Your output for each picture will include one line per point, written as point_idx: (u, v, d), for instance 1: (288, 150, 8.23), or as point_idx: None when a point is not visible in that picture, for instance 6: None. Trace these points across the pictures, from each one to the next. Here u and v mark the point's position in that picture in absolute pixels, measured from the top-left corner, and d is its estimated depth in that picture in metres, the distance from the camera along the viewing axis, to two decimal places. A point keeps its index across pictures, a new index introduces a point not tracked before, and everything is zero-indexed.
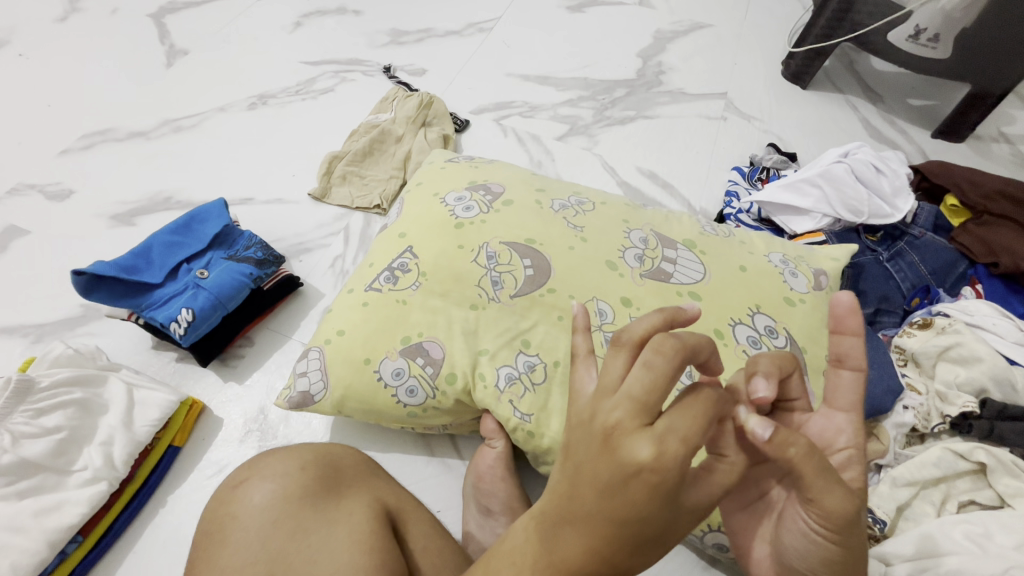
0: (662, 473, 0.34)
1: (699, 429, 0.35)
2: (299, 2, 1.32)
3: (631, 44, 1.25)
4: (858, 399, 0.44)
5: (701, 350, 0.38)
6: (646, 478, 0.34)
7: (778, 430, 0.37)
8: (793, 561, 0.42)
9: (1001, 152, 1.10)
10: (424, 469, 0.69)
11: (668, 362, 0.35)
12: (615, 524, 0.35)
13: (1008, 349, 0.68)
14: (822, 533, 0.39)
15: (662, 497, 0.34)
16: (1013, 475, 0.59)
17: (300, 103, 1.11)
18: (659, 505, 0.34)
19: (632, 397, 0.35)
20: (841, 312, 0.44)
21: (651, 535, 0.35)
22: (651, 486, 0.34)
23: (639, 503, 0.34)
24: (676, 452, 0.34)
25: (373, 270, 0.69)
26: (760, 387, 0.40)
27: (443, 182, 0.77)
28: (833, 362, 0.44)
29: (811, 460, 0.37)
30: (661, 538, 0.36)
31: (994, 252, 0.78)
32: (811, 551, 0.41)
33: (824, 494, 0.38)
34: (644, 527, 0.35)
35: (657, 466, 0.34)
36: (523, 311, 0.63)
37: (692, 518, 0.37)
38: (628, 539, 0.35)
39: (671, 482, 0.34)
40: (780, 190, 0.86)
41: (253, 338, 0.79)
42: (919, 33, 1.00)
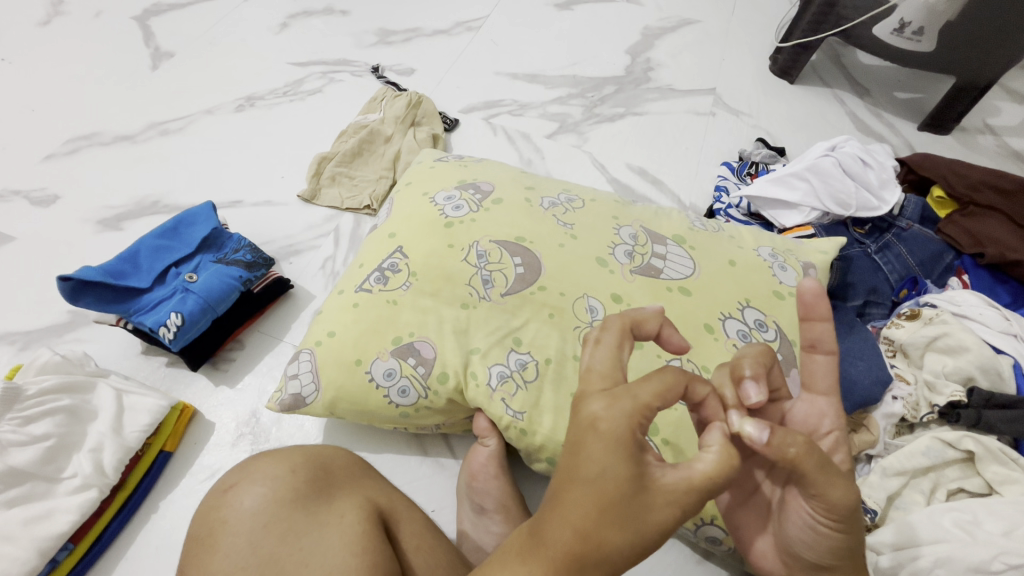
0: (614, 425, 0.36)
1: (657, 397, 0.36)
2: (286, 3, 1.32)
3: (619, 41, 1.26)
4: (834, 381, 0.45)
5: (649, 323, 0.41)
6: (601, 433, 0.36)
7: (775, 432, 0.37)
8: (798, 551, 0.42)
9: (987, 143, 1.11)
10: (417, 469, 0.69)
11: (620, 332, 0.40)
12: (581, 486, 0.36)
13: (994, 338, 0.69)
14: (825, 524, 0.40)
15: (621, 455, 0.35)
16: (1001, 462, 0.60)
17: (288, 104, 1.11)
18: (617, 463, 0.35)
19: (596, 369, 0.39)
20: (808, 298, 0.45)
21: (619, 502, 0.35)
22: (605, 442, 0.36)
23: (598, 461, 0.36)
24: (626, 404, 0.36)
25: (363, 270, 0.69)
26: (750, 391, 0.40)
27: (432, 182, 0.77)
28: (806, 348, 0.45)
29: (811, 457, 0.37)
30: (632, 513, 0.35)
31: (980, 242, 0.79)
32: (817, 541, 0.41)
33: (826, 488, 0.38)
34: (608, 488, 0.35)
35: (609, 420, 0.36)
36: (514, 310, 0.63)
37: (664, 499, 0.36)
38: (595, 504, 0.35)
39: (626, 438, 0.36)
40: (769, 184, 0.87)
41: (244, 341, 0.79)
42: (903, 26, 0.99)
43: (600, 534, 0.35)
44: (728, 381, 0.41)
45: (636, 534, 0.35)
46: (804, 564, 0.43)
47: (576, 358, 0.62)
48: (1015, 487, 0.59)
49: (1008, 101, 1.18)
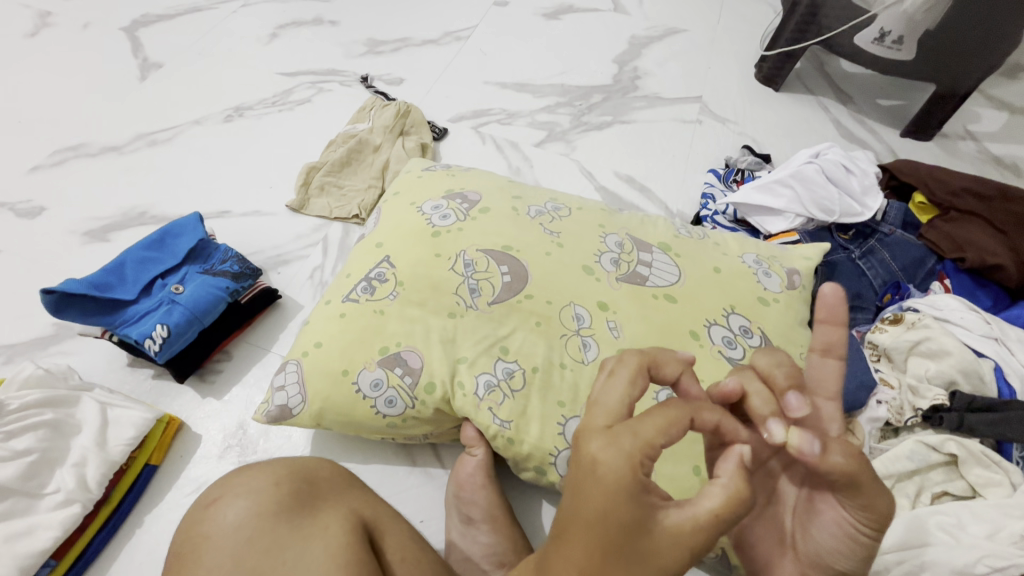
0: (611, 471, 0.35)
1: (660, 435, 0.36)
2: (275, 14, 1.33)
3: (607, 49, 1.27)
4: (839, 387, 0.42)
5: (669, 366, 0.41)
6: (598, 476, 0.35)
7: (826, 445, 0.38)
8: (827, 562, 0.42)
9: (968, 149, 1.13)
10: (405, 479, 0.69)
11: (624, 364, 0.39)
12: (581, 530, 0.36)
13: (976, 341, 0.69)
14: (864, 533, 0.40)
15: (621, 499, 0.35)
16: (983, 465, 0.61)
17: (277, 114, 1.11)
18: (616, 507, 0.35)
19: (596, 404, 0.39)
20: (829, 302, 0.42)
21: (619, 546, 0.35)
22: (603, 484, 0.35)
23: (597, 504, 0.35)
24: (623, 445, 0.35)
25: (350, 280, 0.69)
26: (794, 403, 0.39)
27: (420, 192, 0.77)
28: (820, 352, 0.43)
29: (866, 469, 0.38)
30: (636, 557, 0.35)
31: (960, 247, 0.79)
32: (850, 551, 0.41)
33: (870, 497, 0.39)
34: (610, 532, 0.35)
35: (608, 461, 0.35)
36: (500, 319, 0.64)
37: (669, 541, 0.35)
38: (596, 546, 0.35)
39: (626, 480, 0.35)
40: (754, 191, 0.88)
41: (231, 352, 0.78)
42: (884, 35, 1.01)
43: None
44: (765, 392, 0.41)
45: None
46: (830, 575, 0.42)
47: (563, 366, 0.62)
48: (997, 490, 0.59)
49: (989, 108, 1.20)
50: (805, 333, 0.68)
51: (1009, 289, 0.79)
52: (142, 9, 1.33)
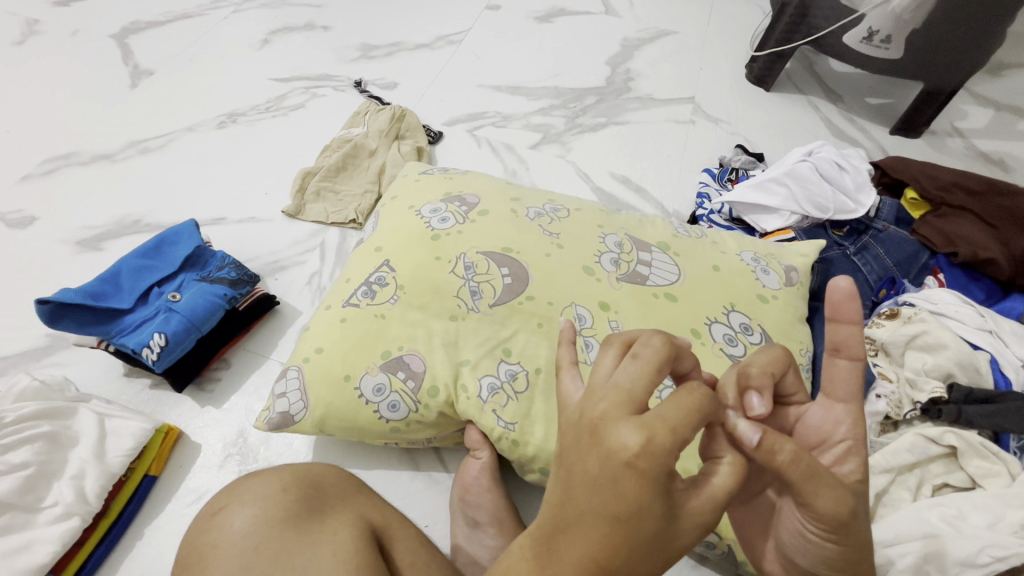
0: (644, 457, 0.33)
1: (693, 425, 0.34)
2: (267, 19, 1.32)
3: (599, 52, 1.28)
4: (856, 390, 0.41)
5: (686, 360, 0.41)
6: (625, 464, 0.34)
7: (766, 436, 0.36)
8: (792, 556, 0.42)
9: (956, 146, 1.15)
10: (409, 484, 0.68)
11: (652, 352, 0.37)
12: (609, 523, 0.34)
13: (970, 334, 0.70)
14: (820, 536, 0.39)
15: (656, 491, 0.34)
16: (981, 456, 0.62)
17: (271, 120, 1.11)
18: (652, 498, 0.34)
19: (616, 391, 0.36)
20: (839, 300, 0.40)
21: (648, 535, 0.34)
22: (642, 478, 0.33)
23: (632, 498, 0.33)
24: (655, 431, 0.34)
25: (350, 285, 0.69)
26: (753, 402, 0.39)
27: (418, 195, 0.77)
28: (829, 352, 0.41)
29: (798, 467, 0.36)
30: (661, 542, 0.34)
31: (953, 242, 0.81)
32: (811, 550, 0.40)
33: (816, 497, 0.37)
34: (637, 518, 0.34)
35: (648, 454, 0.33)
36: (502, 320, 0.64)
37: (692, 523, 0.35)
38: (625, 538, 0.34)
39: (664, 471, 0.33)
40: (749, 190, 0.89)
41: (230, 360, 0.78)
42: (871, 35, 1.03)
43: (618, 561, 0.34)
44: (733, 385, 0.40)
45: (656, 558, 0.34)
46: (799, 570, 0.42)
47: None
48: (996, 480, 0.60)
49: (975, 105, 1.22)
50: (804, 330, 0.69)
51: (1001, 282, 0.80)
52: (130, 16, 1.32)
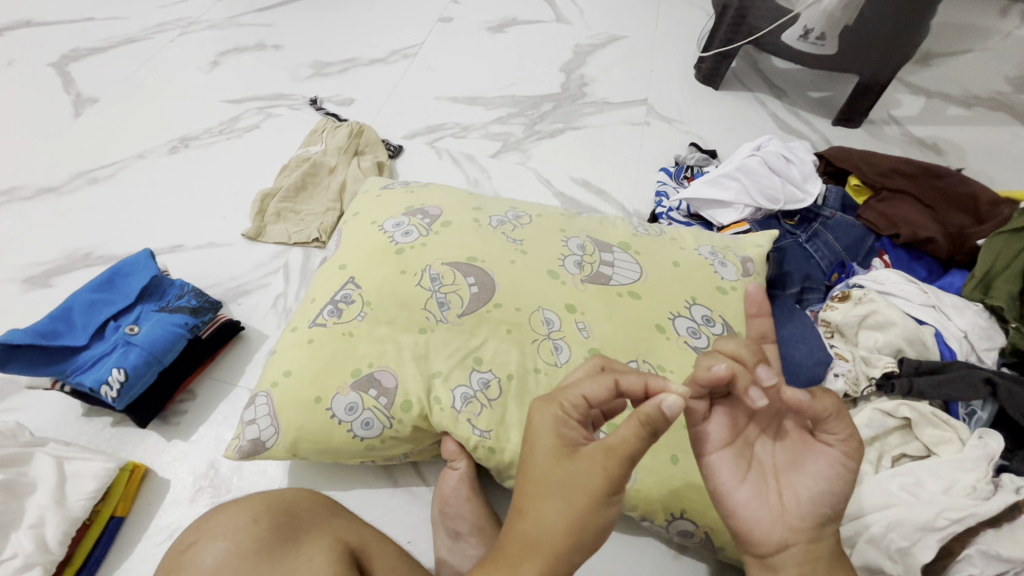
0: (546, 430, 0.44)
1: (579, 392, 0.46)
2: (216, 41, 1.30)
3: (553, 59, 1.31)
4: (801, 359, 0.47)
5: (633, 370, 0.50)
6: (534, 441, 0.45)
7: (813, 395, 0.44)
8: (819, 508, 0.45)
9: (893, 133, 1.22)
10: (389, 501, 0.68)
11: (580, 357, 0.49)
12: (525, 469, 0.45)
13: (916, 310, 0.75)
14: (846, 466, 0.45)
15: (546, 438, 0.44)
16: (934, 425, 0.65)
17: (225, 143, 1.09)
18: (541, 442, 0.44)
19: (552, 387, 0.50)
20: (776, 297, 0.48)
21: (546, 475, 0.43)
22: (534, 429, 0.45)
23: (530, 444, 0.45)
24: (553, 409, 0.45)
25: (315, 304, 0.68)
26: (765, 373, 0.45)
27: (379, 210, 0.77)
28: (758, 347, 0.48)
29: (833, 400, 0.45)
30: (557, 481, 0.42)
31: (895, 224, 0.85)
32: (831, 489, 0.45)
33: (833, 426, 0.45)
34: (550, 480, 0.43)
35: (538, 414, 0.46)
36: (471, 330, 0.64)
37: (585, 467, 0.42)
38: (529, 477, 0.44)
39: (549, 423, 0.45)
40: (704, 186, 0.92)
41: (195, 391, 0.76)
42: (807, 33, 1.09)
43: (550, 526, 0.42)
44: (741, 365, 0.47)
45: (577, 519, 0.41)
46: (819, 519, 0.45)
47: (537, 370, 0.63)
48: (949, 447, 0.64)
49: (907, 94, 1.30)
50: None
51: (939, 259, 0.85)
52: (70, 43, 1.28)
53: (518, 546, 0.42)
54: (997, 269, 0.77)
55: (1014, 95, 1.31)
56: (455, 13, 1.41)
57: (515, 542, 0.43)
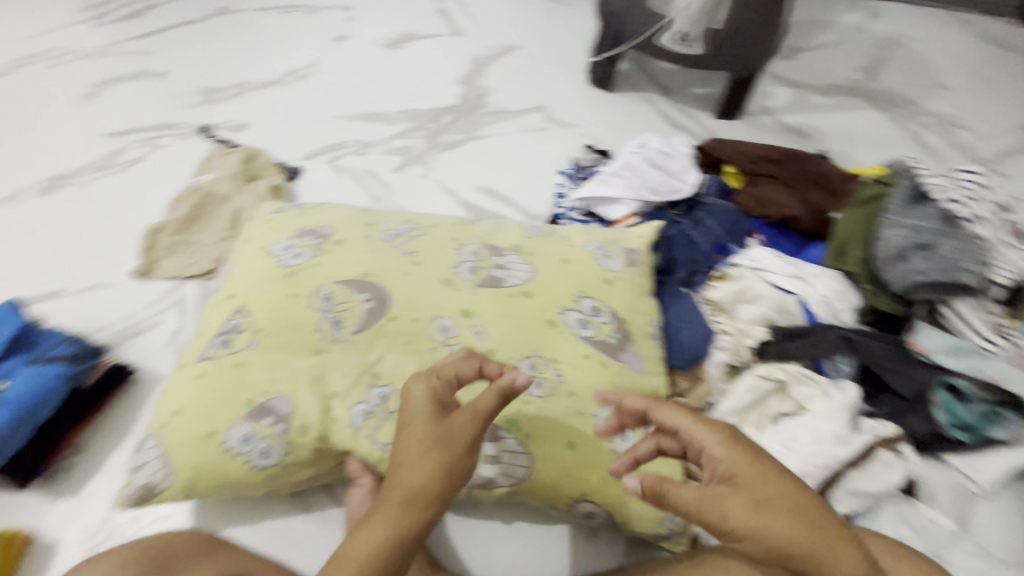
0: (422, 399, 0.53)
1: (454, 370, 0.56)
2: (92, 72, 1.23)
3: (451, 72, 1.33)
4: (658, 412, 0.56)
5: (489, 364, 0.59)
6: (415, 410, 0.53)
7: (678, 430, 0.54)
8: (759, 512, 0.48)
9: (768, 122, 1.33)
10: (302, 528, 0.67)
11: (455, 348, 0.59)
12: (408, 431, 0.53)
13: (784, 281, 0.82)
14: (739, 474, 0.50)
15: (427, 405, 0.53)
16: (805, 382, 0.72)
17: (107, 178, 1.03)
18: (425, 408, 0.53)
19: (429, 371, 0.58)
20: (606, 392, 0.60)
21: (429, 435, 0.52)
22: (416, 397, 0.54)
23: (412, 409, 0.53)
24: (429, 382, 0.54)
25: (204, 338, 0.66)
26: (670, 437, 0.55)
27: (269, 235, 0.76)
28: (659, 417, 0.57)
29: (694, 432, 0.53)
30: (436, 439, 0.52)
31: (764, 206, 0.94)
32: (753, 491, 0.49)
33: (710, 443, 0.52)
34: (430, 435, 0.52)
35: (419, 385, 0.54)
36: (367, 345, 0.65)
37: (459, 427, 0.52)
38: (413, 438, 0.52)
39: (430, 392, 0.54)
40: (595, 184, 0.97)
41: (82, 443, 0.71)
42: (678, 36, 1.18)
43: (426, 473, 0.51)
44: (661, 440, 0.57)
45: (449, 459, 0.52)
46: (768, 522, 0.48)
47: None
48: (818, 400, 0.71)
49: (778, 86, 1.43)
50: (650, 302, 0.76)
51: (805, 234, 0.94)
52: None
53: (402, 493, 0.51)
54: (848, 239, 0.87)
55: (867, 81, 1.46)
56: (350, 31, 1.41)
57: (400, 495, 0.51)
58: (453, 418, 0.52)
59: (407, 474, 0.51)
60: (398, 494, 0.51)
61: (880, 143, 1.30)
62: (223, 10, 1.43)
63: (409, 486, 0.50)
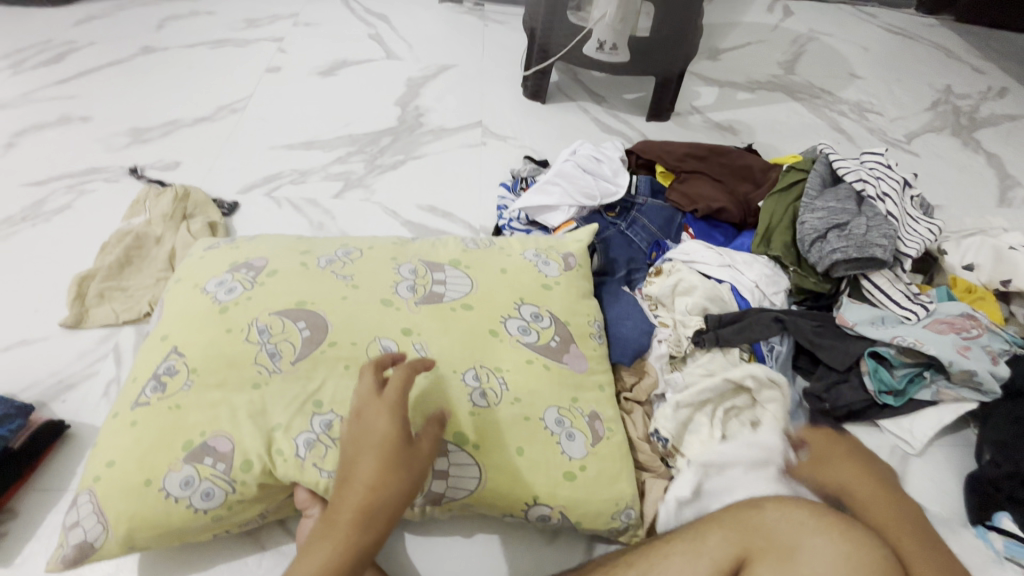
0: (386, 420, 0.52)
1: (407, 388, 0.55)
2: (10, 121, 1.19)
3: (387, 95, 1.35)
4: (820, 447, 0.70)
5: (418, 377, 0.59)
6: (376, 434, 0.51)
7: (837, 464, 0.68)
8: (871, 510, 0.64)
9: (697, 121, 1.39)
10: (257, 567, 0.65)
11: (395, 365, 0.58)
12: (371, 450, 0.51)
13: (716, 271, 0.86)
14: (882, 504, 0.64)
15: (391, 424, 0.52)
16: (752, 370, 0.74)
17: (31, 229, 0.99)
18: (391, 426, 0.52)
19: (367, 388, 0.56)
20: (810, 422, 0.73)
21: (397, 455, 0.51)
22: (378, 415, 0.53)
23: (376, 428, 0.52)
24: (390, 403, 0.53)
25: (136, 384, 0.65)
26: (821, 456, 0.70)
27: (202, 272, 0.74)
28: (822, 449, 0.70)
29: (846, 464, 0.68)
30: (407, 460, 0.51)
31: (694, 201, 0.98)
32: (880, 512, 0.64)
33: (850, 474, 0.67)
34: (394, 457, 0.50)
35: (381, 405, 0.53)
36: (307, 374, 0.64)
37: (423, 448, 0.52)
38: (379, 457, 0.50)
39: (393, 411, 0.53)
40: (532, 194, 0.99)
41: (15, 508, 0.68)
42: (602, 45, 1.22)
43: (395, 494, 0.49)
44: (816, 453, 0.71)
45: (412, 483, 0.50)
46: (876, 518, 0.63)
47: None
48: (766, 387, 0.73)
49: (703, 86, 1.50)
50: (589, 304, 0.79)
51: (735, 225, 0.99)
52: None
53: (356, 515, 0.48)
54: (774, 225, 0.91)
55: (786, 76, 1.55)
56: (282, 62, 1.41)
57: (349, 516, 0.48)
58: (417, 444, 0.52)
59: (363, 497, 0.48)
60: (348, 518, 0.48)
61: (801, 133, 1.38)
62: (149, 50, 1.41)
63: (362, 507, 0.48)
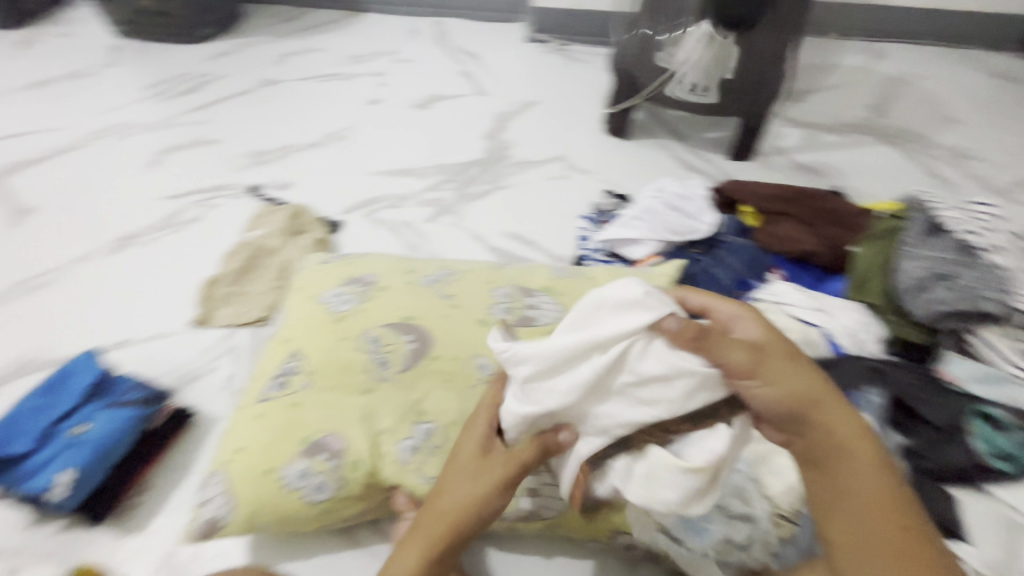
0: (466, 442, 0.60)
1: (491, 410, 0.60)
2: (155, 142, 1.37)
3: (476, 128, 1.44)
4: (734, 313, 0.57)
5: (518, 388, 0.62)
6: (461, 452, 0.60)
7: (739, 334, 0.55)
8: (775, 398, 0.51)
9: (781, 162, 1.38)
10: (351, 563, 0.69)
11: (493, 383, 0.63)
12: (451, 468, 0.60)
13: (808, 315, 0.85)
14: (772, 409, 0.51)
15: (470, 446, 0.59)
16: None
17: (168, 236, 1.13)
18: (467, 447, 0.60)
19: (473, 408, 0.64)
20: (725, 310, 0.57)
21: (467, 472, 0.58)
22: (464, 437, 0.61)
23: (460, 447, 0.60)
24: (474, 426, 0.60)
25: (262, 380, 0.72)
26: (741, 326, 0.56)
27: (319, 284, 0.82)
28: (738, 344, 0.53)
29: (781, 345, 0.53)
30: (476, 480, 0.58)
31: (783, 243, 0.98)
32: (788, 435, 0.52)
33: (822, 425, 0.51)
34: (460, 476, 0.58)
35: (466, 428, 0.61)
36: (412, 384, 0.69)
37: (498, 470, 0.58)
38: (455, 473, 0.59)
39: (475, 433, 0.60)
40: (616, 228, 1.02)
41: (148, 483, 0.76)
42: (694, 87, 1.25)
43: (469, 507, 0.58)
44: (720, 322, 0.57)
45: (483, 497, 0.57)
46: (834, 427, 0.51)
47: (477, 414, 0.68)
48: None
49: (787, 127, 1.49)
50: None
51: (825, 269, 0.98)
52: (5, 158, 1.31)
53: (452, 521, 0.57)
54: (869, 272, 0.90)
55: (876, 119, 1.52)
56: (383, 95, 1.54)
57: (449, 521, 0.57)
58: (489, 463, 0.58)
59: (443, 506, 0.58)
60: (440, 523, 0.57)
61: (893, 178, 1.34)
62: (269, 82, 1.59)
63: (446, 516, 0.57)
